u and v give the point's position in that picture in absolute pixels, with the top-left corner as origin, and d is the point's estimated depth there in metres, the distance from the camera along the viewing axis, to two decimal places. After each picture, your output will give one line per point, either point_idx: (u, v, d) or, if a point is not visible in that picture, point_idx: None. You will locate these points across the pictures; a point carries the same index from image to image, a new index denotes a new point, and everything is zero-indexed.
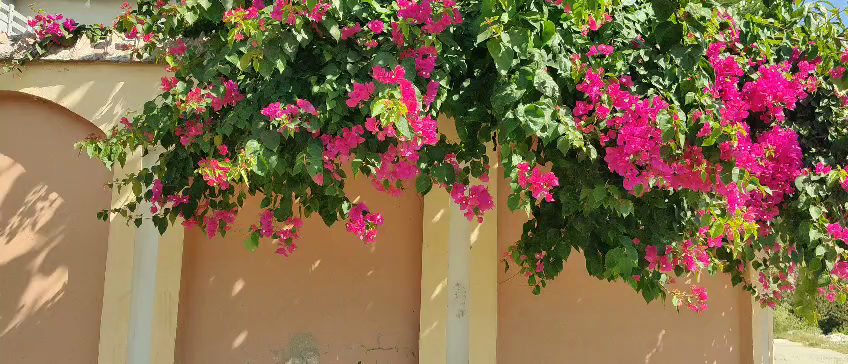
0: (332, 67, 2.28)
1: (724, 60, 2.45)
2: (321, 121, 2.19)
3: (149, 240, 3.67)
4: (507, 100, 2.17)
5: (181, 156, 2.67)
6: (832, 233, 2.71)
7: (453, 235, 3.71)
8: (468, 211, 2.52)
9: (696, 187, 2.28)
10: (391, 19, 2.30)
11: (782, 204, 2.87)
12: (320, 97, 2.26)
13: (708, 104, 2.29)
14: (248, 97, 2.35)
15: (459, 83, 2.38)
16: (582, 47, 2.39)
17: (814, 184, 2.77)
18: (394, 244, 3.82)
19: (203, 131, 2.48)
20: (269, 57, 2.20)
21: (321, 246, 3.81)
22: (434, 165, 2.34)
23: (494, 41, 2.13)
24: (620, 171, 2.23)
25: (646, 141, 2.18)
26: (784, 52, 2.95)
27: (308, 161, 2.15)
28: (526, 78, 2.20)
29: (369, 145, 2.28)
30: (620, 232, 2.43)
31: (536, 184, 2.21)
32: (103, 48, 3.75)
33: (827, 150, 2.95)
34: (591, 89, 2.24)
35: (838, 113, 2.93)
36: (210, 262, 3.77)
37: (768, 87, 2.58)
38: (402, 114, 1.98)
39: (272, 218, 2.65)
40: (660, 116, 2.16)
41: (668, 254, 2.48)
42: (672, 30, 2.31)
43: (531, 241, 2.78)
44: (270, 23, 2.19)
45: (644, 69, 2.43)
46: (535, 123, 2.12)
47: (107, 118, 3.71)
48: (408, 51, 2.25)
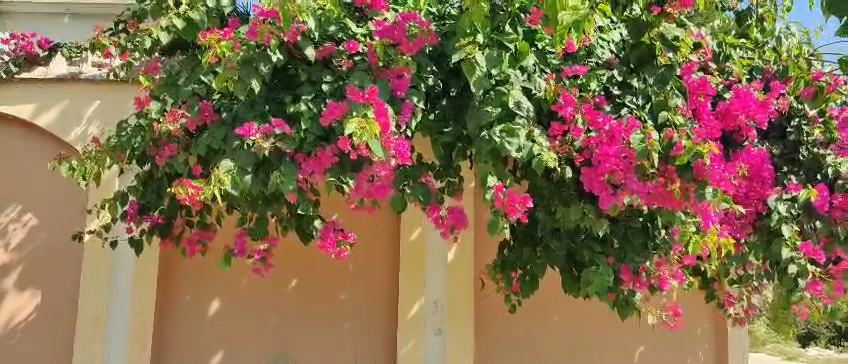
0: (308, 87, 2.30)
1: (697, 79, 2.44)
2: (296, 140, 2.19)
3: (123, 261, 3.61)
4: (482, 119, 2.19)
5: (156, 176, 2.65)
6: (804, 252, 2.82)
7: (430, 254, 3.69)
8: (444, 231, 2.51)
9: (670, 207, 2.27)
10: (366, 39, 2.35)
11: (754, 223, 2.90)
12: (295, 117, 2.26)
13: (681, 123, 2.32)
14: (223, 117, 2.34)
15: (435, 103, 2.39)
16: (556, 67, 2.42)
17: (786, 203, 2.84)
18: (371, 263, 3.79)
19: (178, 152, 2.45)
20: (244, 77, 2.19)
21: (297, 266, 3.77)
22: (410, 183, 2.36)
23: (469, 63, 2.16)
24: (596, 190, 2.24)
25: (620, 160, 2.20)
26: (756, 72, 3.00)
27: (282, 181, 2.16)
28: (501, 98, 2.21)
29: (343, 165, 2.25)
30: (596, 251, 2.45)
31: (512, 207, 2.21)
32: (79, 66, 3.74)
33: (798, 168, 2.99)
34: (566, 108, 2.27)
35: (808, 133, 2.99)
36: (185, 282, 3.74)
37: (740, 106, 2.62)
38: (374, 134, 2.02)
39: (247, 238, 2.63)
40: (634, 136, 2.18)
41: (642, 273, 2.49)
42: (645, 51, 2.44)
43: (505, 260, 2.73)
44: (246, 43, 2.22)
45: (618, 89, 2.45)
46: (510, 144, 2.14)
47: (81, 139, 3.68)
48: (383, 71, 2.25)
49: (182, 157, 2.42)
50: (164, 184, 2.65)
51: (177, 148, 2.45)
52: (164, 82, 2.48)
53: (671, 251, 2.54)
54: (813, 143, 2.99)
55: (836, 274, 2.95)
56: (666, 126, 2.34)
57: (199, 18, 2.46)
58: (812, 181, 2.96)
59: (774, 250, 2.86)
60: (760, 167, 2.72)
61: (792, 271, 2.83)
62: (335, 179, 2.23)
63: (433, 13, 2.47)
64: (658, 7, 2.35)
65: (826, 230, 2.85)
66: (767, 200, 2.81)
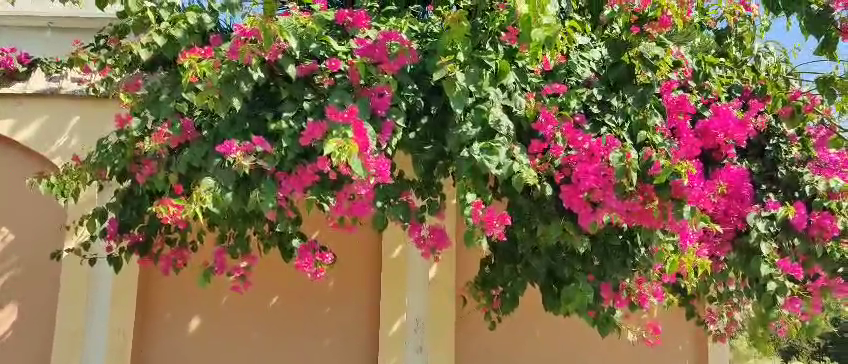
0: (290, 104, 2.30)
1: (676, 98, 2.48)
2: (276, 158, 2.19)
3: (102, 279, 3.59)
4: (462, 137, 2.20)
5: (136, 193, 2.62)
6: (782, 268, 2.87)
7: (412, 269, 3.71)
8: (426, 251, 2.53)
9: (649, 225, 2.27)
10: (347, 56, 2.34)
11: (734, 241, 2.91)
12: (276, 134, 2.25)
13: (660, 142, 2.35)
14: (203, 134, 2.33)
15: (415, 121, 2.39)
16: (536, 86, 2.43)
17: (764, 220, 2.85)
18: (352, 279, 3.78)
19: (158, 169, 2.42)
20: (225, 95, 2.20)
21: (277, 284, 3.76)
22: (391, 201, 2.36)
23: (449, 80, 2.17)
24: (575, 207, 2.22)
25: (599, 178, 2.20)
26: (735, 90, 3.06)
27: (261, 199, 2.15)
28: (481, 116, 2.22)
29: (323, 185, 2.26)
30: (576, 269, 2.45)
31: (489, 223, 2.23)
32: (58, 82, 3.72)
33: (776, 186, 3.04)
34: (546, 127, 2.29)
35: (787, 151, 3.07)
36: (165, 299, 3.72)
37: (720, 125, 2.65)
38: (354, 153, 2.00)
39: (225, 256, 2.61)
40: (613, 154, 2.21)
41: (622, 290, 2.56)
42: (624, 70, 2.43)
43: (487, 277, 2.73)
44: (227, 61, 2.21)
45: (597, 107, 2.47)
46: (490, 161, 2.14)
47: (60, 152, 3.66)
48: (365, 89, 2.26)
49: (162, 175, 2.41)
50: (145, 201, 2.62)
51: (157, 166, 2.43)
52: (146, 99, 2.45)
53: (651, 269, 2.59)
54: (791, 160, 3.05)
55: (813, 290, 3.03)
56: (645, 145, 2.38)
57: (181, 35, 2.47)
58: (791, 198, 2.99)
59: (753, 267, 2.86)
60: (739, 185, 2.71)
61: (771, 287, 2.86)
62: (316, 196, 2.26)
63: (415, 30, 2.47)
64: (638, 27, 2.42)
65: (804, 248, 2.88)
66: (746, 217, 2.82)
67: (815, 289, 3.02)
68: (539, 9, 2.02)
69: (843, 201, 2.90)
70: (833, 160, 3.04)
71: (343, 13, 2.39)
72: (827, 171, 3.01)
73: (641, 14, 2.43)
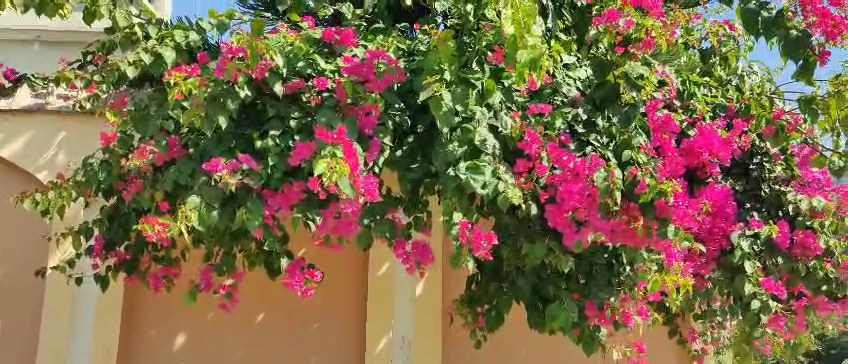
0: (277, 122, 2.30)
1: (661, 117, 2.50)
2: (263, 176, 2.19)
3: (88, 298, 3.58)
4: (448, 157, 2.21)
5: (122, 210, 2.61)
6: (766, 287, 2.92)
7: (398, 286, 3.72)
8: (410, 266, 2.53)
9: (631, 243, 2.31)
10: (335, 74, 2.34)
11: (718, 259, 2.94)
12: (263, 152, 2.26)
13: (644, 161, 2.38)
14: (190, 152, 2.33)
15: (403, 140, 2.39)
16: (522, 105, 2.47)
17: (748, 239, 2.92)
18: (338, 297, 3.78)
19: (144, 188, 2.42)
20: (211, 113, 2.19)
21: (263, 301, 3.75)
22: (376, 218, 2.37)
23: (435, 99, 2.16)
24: (559, 227, 2.24)
25: (583, 198, 2.21)
26: (719, 109, 3.04)
27: (248, 217, 2.17)
28: (467, 136, 2.22)
29: (310, 201, 2.23)
30: (561, 287, 2.47)
31: (476, 243, 2.24)
32: (45, 98, 3.70)
33: (760, 204, 3.10)
34: (531, 146, 2.27)
35: (771, 170, 3.08)
36: (149, 316, 3.70)
37: (704, 143, 2.65)
38: (344, 174, 2.01)
39: (212, 275, 2.61)
40: (597, 174, 2.20)
41: (607, 310, 2.52)
42: (610, 90, 2.39)
43: (473, 295, 2.73)
44: (214, 79, 2.23)
45: (582, 127, 2.49)
46: (475, 180, 2.14)
47: (48, 167, 3.66)
48: (352, 108, 2.26)
49: (149, 193, 2.40)
50: (131, 218, 2.60)
51: (143, 184, 2.42)
52: (132, 116, 2.44)
53: (636, 288, 2.57)
54: (775, 179, 3.09)
55: (798, 309, 3.12)
56: (629, 164, 2.40)
57: (169, 53, 2.47)
58: (774, 217, 3.07)
59: (737, 285, 2.92)
60: (724, 204, 2.72)
61: (755, 306, 2.92)
62: (302, 214, 2.23)
63: (403, 49, 2.50)
64: (622, 48, 2.40)
65: (788, 267, 2.99)
66: (730, 236, 2.84)
67: (799, 307, 3.12)
68: (525, 30, 2.03)
69: (825, 220, 2.99)
70: (817, 178, 3.11)
71: (330, 31, 2.41)
72: (809, 190, 3.08)
73: (624, 35, 2.39)
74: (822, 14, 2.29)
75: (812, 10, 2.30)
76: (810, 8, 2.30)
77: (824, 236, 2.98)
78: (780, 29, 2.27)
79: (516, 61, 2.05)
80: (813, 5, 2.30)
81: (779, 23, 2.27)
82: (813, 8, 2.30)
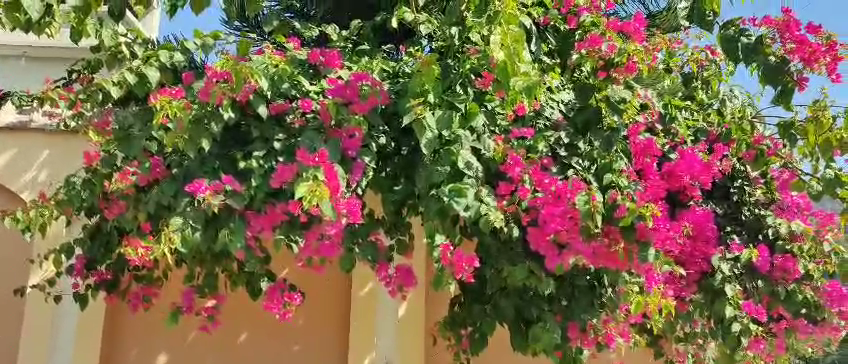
0: (260, 144, 2.30)
1: (643, 141, 2.53)
2: (245, 197, 2.18)
3: (67, 316, 3.59)
4: (433, 178, 2.21)
5: (104, 230, 2.60)
6: (747, 310, 3.00)
7: (381, 309, 3.78)
8: (392, 290, 2.54)
9: (614, 266, 2.29)
10: (319, 96, 2.36)
11: (699, 282, 2.98)
12: (246, 174, 2.27)
13: (625, 184, 2.38)
14: (173, 173, 2.32)
15: (385, 162, 2.40)
16: (505, 128, 2.45)
17: (729, 262, 2.98)
18: (322, 318, 3.85)
19: (127, 208, 2.41)
20: (195, 136, 2.21)
21: (246, 321, 3.81)
22: (359, 241, 2.38)
23: (419, 122, 2.16)
24: (541, 249, 2.25)
25: (564, 221, 2.21)
26: (701, 134, 3.06)
27: (231, 239, 2.16)
28: (450, 158, 2.21)
29: (293, 224, 2.23)
30: (544, 309, 2.46)
31: (458, 266, 2.26)
32: (28, 115, 3.69)
33: (741, 228, 3.13)
34: (514, 169, 2.30)
35: (752, 193, 3.12)
36: (131, 335, 3.75)
37: (686, 167, 2.68)
38: (325, 197, 2.01)
39: (194, 296, 2.61)
40: (578, 197, 2.21)
41: (589, 330, 2.53)
42: (592, 114, 2.49)
43: (455, 316, 2.74)
44: (199, 102, 2.26)
45: (564, 150, 2.51)
46: (457, 203, 2.13)
47: (29, 186, 3.65)
48: (335, 130, 2.26)
49: (131, 213, 2.39)
50: (112, 238, 2.58)
51: (126, 205, 2.41)
52: (116, 136, 2.43)
53: (618, 310, 2.56)
54: (755, 203, 3.14)
55: (779, 332, 3.14)
56: (610, 187, 2.40)
57: (153, 74, 2.46)
58: (754, 241, 3.11)
59: (717, 308, 2.98)
60: (704, 227, 2.75)
61: (736, 329, 2.99)
62: (284, 236, 2.25)
63: (387, 70, 2.50)
64: (605, 72, 2.46)
65: (768, 289, 3.08)
66: (711, 259, 2.85)
67: (780, 330, 3.14)
68: (516, 57, 2.04)
69: (804, 244, 3.07)
70: (796, 202, 3.17)
71: (315, 53, 2.44)
72: (788, 214, 3.15)
73: (606, 60, 2.44)
74: (799, 41, 2.31)
75: (789, 37, 2.32)
76: (788, 35, 2.32)
77: (803, 261, 3.08)
78: (758, 56, 2.33)
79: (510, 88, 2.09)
80: (791, 32, 2.32)
81: (757, 50, 2.34)
82: (791, 35, 2.32)
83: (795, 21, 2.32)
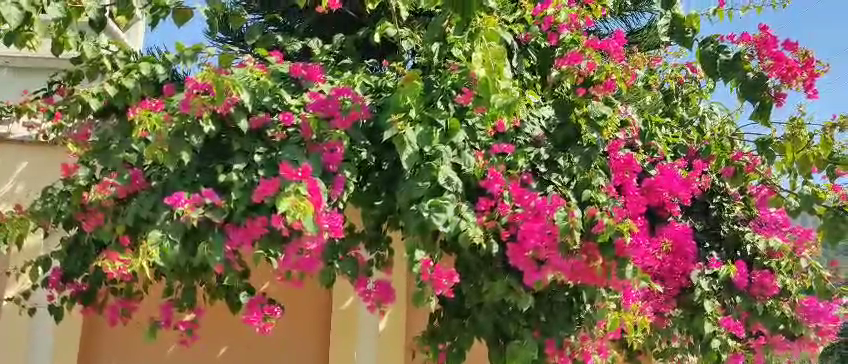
0: (240, 157, 2.30)
1: (623, 157, 2.56)
2: (225, 211, 2.18)
3: (42, 329, 3.55)
4: (412, 193, 2.19)
5: (82, 242, 2.56)
6: (726, 326, 3.03)
7: (362, 324, 3.78)
8: (371, 304, 2.54)
9: (592, 282, 2.30)
10: (300, 109, 2.35)
11: (679, 297, 3.02)
12: (226, 187, 2.26)
13: (603, 201, 2.38)
14: (153, 185, 2.31)
15: (366, 177, 2.40)
16: (485, 144, 2.43)
17: (708, 278, 3.02)
18: (300, 333, 3.87)
19: (104, 220, 2.38)
20: (175, 149, 2.20)
21: (225, 336, 3.80)
22: (339, 257, 2.37)
23: (399, 137, 2.15)
24: (520, 266, 2.25)
25: (544, 237, 2.22)
26: (680, 150, 3.13)
27: (209, 253, 2.14)
28: (430, 173, 2.20)
29: (273, 236, 2.22)
30: (522, 325, 2.45)
31: (438, 281, 2.26)
32: (7, 126, 3.67)
33: (720, 244, 3.27)
34: (494, 185, 2.30)
35: (730, 210, 3.25)
36: (107, 350, 3.73)
37: (666, 183, 2.69)
38: (308, 211, 2.01)
39: (171, 311, 2.60)
40: (557, 213, 2.23)
41: (566, 348, 2.53)
42: (571, 131, 2.53)
43: (435, 330, 2.64)
44: (180, 114, 2.25)
45: (544, 166, 2.50)
46: (438, 218, 2.13)
47: (6, 198, 3.63)
48: (316, 144, 2.25)
49: (108, 226, 2.36)
50: (91, 251, 2.55)
51: (103, 217, 2.38)
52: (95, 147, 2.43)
53: (595, 327, 2.56)
54: (734, 219, 3.27)
55: (757, 348, 3.26)
56: (590, 203, 2.40)
57: (132, 85, 2.47)
58: (732, 257, 3.23)
59: (697, 324, 3.02)
60: (683, 242, 2.77)
61: (715, 344, 3.02)
62: (264, 250, 2.26)
63: (370, 84, 2.50)
64: (584, 89, 2.51)
65: (747, 305, 3.09)
66: (689, 274, 2.91)
67: (758, 346, 3.25)
68: (496, 73, 2.04)
69: (782, 260, 3.11)
70: (775, 218, 3.26)
71: (297, 67, 2.45)
72: (766, 230, 3.23)
73: (586, 77, 2.50)
74: (777, 57, 2.36)
75: (768, 53, 2.37)
76: (766, 52, 2.37)
77: (781, 276, 3.11)
78: (736, 72, 2.32)
79: (492, 106, 2.07)
80: (768, 49, 2.37)
81: (736, 66, 2.32)
82: (768, 51, 2.37)
83: (772, 39, 2.39)
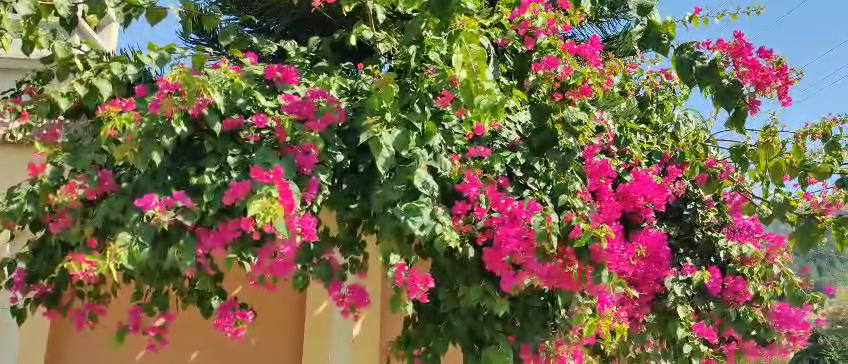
0: (213, 159, 2.27)
1: (598, 162, 2.59)
2: (197, 214, 2.13)
3: (8, 332, 3.48)
4: (388, 196, 2.17)
5: (49, 243, 2.47)
6: (698, 332, 3.05)
7: (335, 329, 3.76)
8: (345, 309, 2.52)
9: (568, 287, 2.29)
10: (274, 112, 2.33)
11: (652, 303, 3.09)
12: (198, 189, 2.22)
13: (580, 206, 2.36)
14: (122, 187, 2.27)
15: (342, 178, 2.36)
16: (462, 148, 2.42)
17: (682, 284, 3.08)
18: (274, 339, 3.83)
19: (73, 223, 2.28)
20: (145, 150, 2.15)
21: (197, 339, 3.75)
22: (314, 261, 2.35)
23: (374, 140, 2.10)
24: (497, 270, 2.24)
25: (520, 241, 2.21)
26: (655, 156, 3.17)
27: (181, 257, 2.10)
28: (406, 176, 2.16)
29: (245, 240, 2.20)
30: (497, 329, 2.42)
31: (412, 285, 2.24)
32: None
33: (693, 250, 3.34)
34: (470, 189, 2.28)
35: (704, 216, 3.32)
36: (75, 354, 3.66)
37: (639, 189, 2.70)
38: (278, 214, 1.95)
39: (140, 315, 2.56)
40: (533, 218, 2.20)
41: (542, 352, 2.50)
42: (547, 135, 2.52)
43: (410, 336, 2.58)
44: (150, 115, 2.19)
45: (520, 171, 2.49)
46: (413, 221, 2.07)
47: None
48: (290, 147, 2.21)
49: (77, 228, 2.27)
50: (57, 253, 2.46)
51: (73, 219, 2.29)
52: (65, 147, 2.35)
53: (570, 331, 2.56)
54: (708, 225, 3.34)
55: (729, 352, 3.25)
56: (566, 208, 2.39)
57: (104, 85, 2.36)
58: (706, 263, 3.29)
59: (670, 330, 3.05)
60: (657, 249, 2.81)
61: (687, 350, 3.05)
62: (237, 254, 2.24)
63: (346, 88, 2.50)
64: (561, 94, 2.52)
65: (720, 311, 3.14)
66: (664, 281, 2.98)
67: (730, 351, 3.25)
68: (478, 75, 2.02)
69: (754, 266, 3.16)
70: (747, 224, 3.32)
71: (272, 68, 2.41)
72: (740, 236, 3.29)
73: (562, 82, 2.52)
74: (752, 65, 2.37)
75: (742, 60, 2.38)
76: (741, 59, 2.38)
77: (753, 282, 3.12)
78: (712, 78, 2.31)
79: (474, 107, 1.99)
80: (743, 56, 2.38)
81: (711, 72, 2.31)
82: (743, 59, 2.38)
83: (747, 46, 2.39)
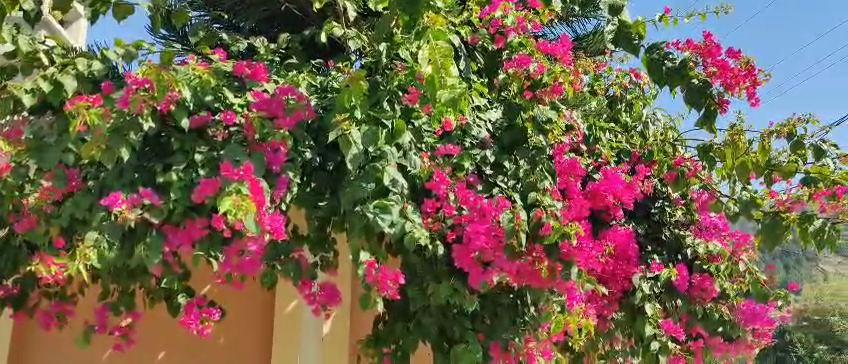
0: (180, 156, 2.21)
1: (568, 161, 2.57)
2: (164, 211, 2.09)
3: None
4: (357, 194, 2.13)
5: (12, 243, 2.40)
6: (665, 328, 3.11)
7: (305, 326, 3.71)
8: (315, 308, 2.52)
9: (537, 284, 2.31)
10: (243, 109, 2.29)
11: (621, 300, 3.10)
12: (165, 187, 2.17)
13: (549, 203, 2.36)
14: (89, 185, 2.25)
15: (311, 176, 2.35)
16: (431, 145, 2.38)
17: (649, 281, 3.08)
18: (245, 337, 3.78)
19: (38, 223, 2.28)
20: (113, 146, 2.12)
21: (166, 338, 3.70)
22: (281, 258, 2.35)
23: (344, 138, 2.09)
24: (466, 268, 2.22)
25: (489, 239, 2.20)
26: (623, 154, 3.20)
27: (148, 255, 2.07)
28: (375, 174, 2.14)
29: (213, 238, 2.21)
30: (466, 327, 2.41)
31: (382, 282, 2.19)
32: None
33: (662, 248, 3.35)
34: (440, 186, 2.27)
35: (672, 214, 3.35)
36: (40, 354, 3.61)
37: (608, 187, 2.71)
38: (249, 211, 1.93)
39: (107, 314, 2.53)
40: (503, 215, 2.22)
41: (512, 350, 2.47)
42: (518, 133, 2.56)
43: (379, 334, 2.56)
44: (117, 110, 2.17)
45: (490, 168, 2.52)
46: (382, 219, 2.07)
47: None
48: (259, 143, 2.20)
49: (44, 228, 2.28)
50: (22, 254, 2.40)
51: (38, 218, 2.28)
52: (28, 146, 2.20)
53: (540, 328, 2.54)
54: (675, 223, 3.37)
55: (696, 350, 3.31)
56: (535, 205, 2.39)
57: (68, 82, 2.32)
58: (673, 260, 3.32)
59: (638, 326, 3.09)
60: (626, 246, 2.86)
61: (655, 346, 3.08)
62: (204, 252, 2.23)
63: (316, 85, 2.48)
64: (531, 92, 2.50)
65: (687, 308, 3.19)
66: (631, 277, 2.98)
67: (697, 348, 3.29)
68: (443, 71, 2.01)
69: (721, 264, 3.19)
70: (714, 223, 3.34)
71: (241, 64, 2.38)
72: (706, 234, 3.32)
73: (534, 80, 2.48)
74: (721, 66, 2.40)
75: (712, 61, 2.41)
76: (711, 60, 2.41)
77: (720, 280, 3.18)
78: (682, 78, 2.37)
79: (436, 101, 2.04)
80: (713, 57, 2.40)
81: (680, 71, 2.37)
82: (713, 60, 2.40)
83: (716, 47, 2.41)
